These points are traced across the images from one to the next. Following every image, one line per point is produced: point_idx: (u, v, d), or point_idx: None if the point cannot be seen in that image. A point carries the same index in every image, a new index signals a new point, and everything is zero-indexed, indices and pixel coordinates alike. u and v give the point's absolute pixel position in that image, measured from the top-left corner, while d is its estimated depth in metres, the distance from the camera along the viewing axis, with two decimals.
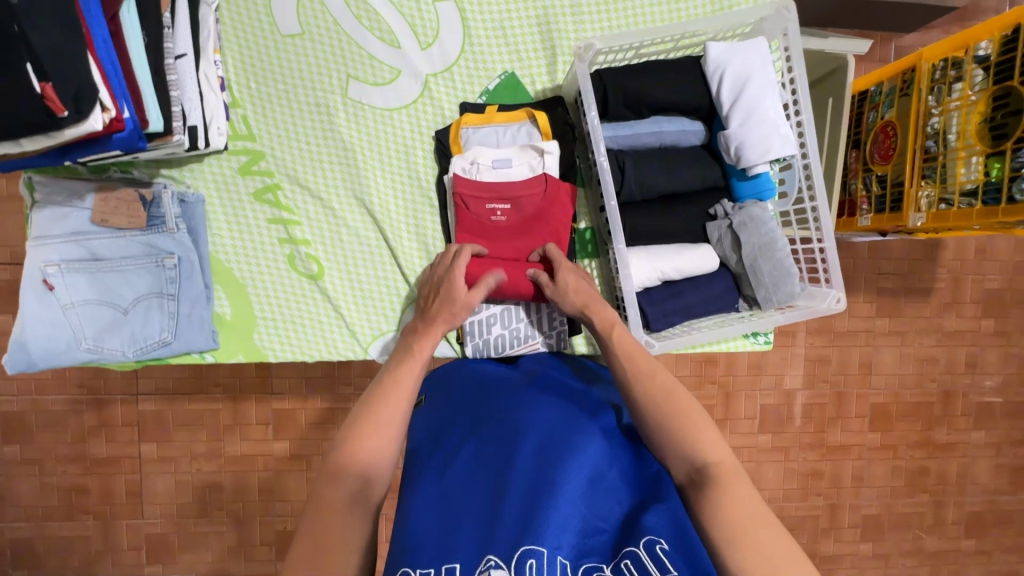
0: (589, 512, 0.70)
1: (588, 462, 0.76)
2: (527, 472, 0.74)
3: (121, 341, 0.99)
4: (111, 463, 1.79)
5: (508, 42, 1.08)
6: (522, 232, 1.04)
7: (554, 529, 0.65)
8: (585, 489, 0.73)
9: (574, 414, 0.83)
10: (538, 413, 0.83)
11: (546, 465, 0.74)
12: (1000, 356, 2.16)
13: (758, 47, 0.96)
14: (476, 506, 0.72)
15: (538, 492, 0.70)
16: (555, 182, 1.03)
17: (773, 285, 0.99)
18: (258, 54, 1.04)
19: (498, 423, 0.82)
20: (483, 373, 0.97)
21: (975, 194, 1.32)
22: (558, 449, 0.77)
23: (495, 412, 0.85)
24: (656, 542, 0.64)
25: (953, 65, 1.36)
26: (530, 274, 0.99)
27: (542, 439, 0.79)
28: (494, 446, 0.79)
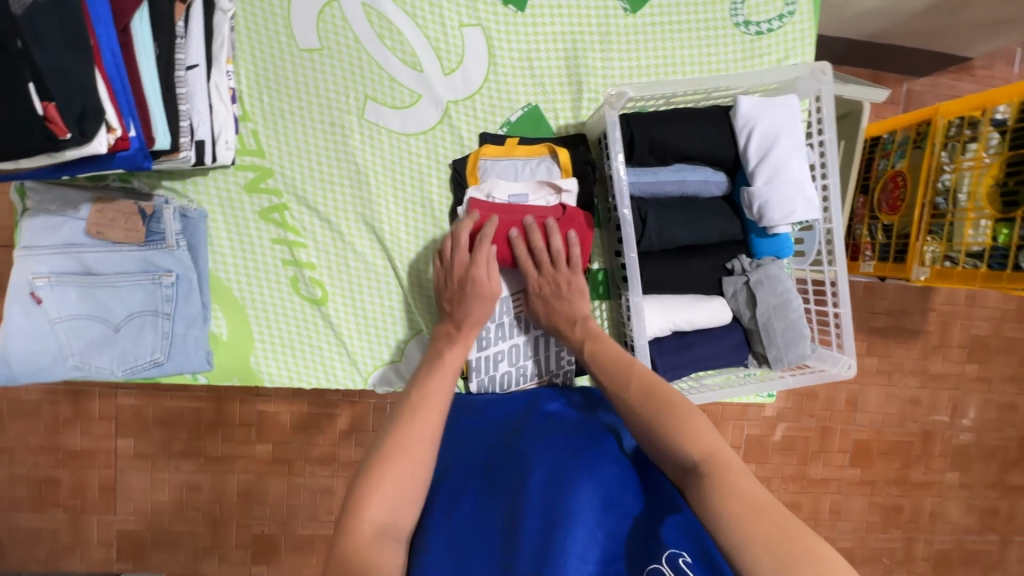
0: (606, 538, 0.71)
1: (602, 485, 0.76)
2: (539, 502, 0.73)
3: (111, 359, 0.94)
4: (85, 457, 1.74)
5: (534, 74, 1.05)
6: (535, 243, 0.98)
7: (572, 557, 0.67)
8: (601, 515, 0.73)
9: (584, 436, 0.83)
10: (547, 436, 0.83)
11: (557, 493, 0.74)
12: (980, 400, 2.21)
13: (790, 107, 0.94)
14: (491, 542, 0.73)
15: (552, 522, 0.71)
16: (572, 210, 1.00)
17: (785, 346, 0.98)
18: (273, 68, 0.99)
19: (504, 457, 0.82)
20: (486, 407, 0.97)
21: (981, 256, 1.33)
22: (571, 474, 0.76)
23: (501, 445, 0.85)
24: (680, 555, 0.65)
25: (969, 125, 1.36)
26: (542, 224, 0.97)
27: (552, 468, 0.77)
28: (504, 475, 0.79)
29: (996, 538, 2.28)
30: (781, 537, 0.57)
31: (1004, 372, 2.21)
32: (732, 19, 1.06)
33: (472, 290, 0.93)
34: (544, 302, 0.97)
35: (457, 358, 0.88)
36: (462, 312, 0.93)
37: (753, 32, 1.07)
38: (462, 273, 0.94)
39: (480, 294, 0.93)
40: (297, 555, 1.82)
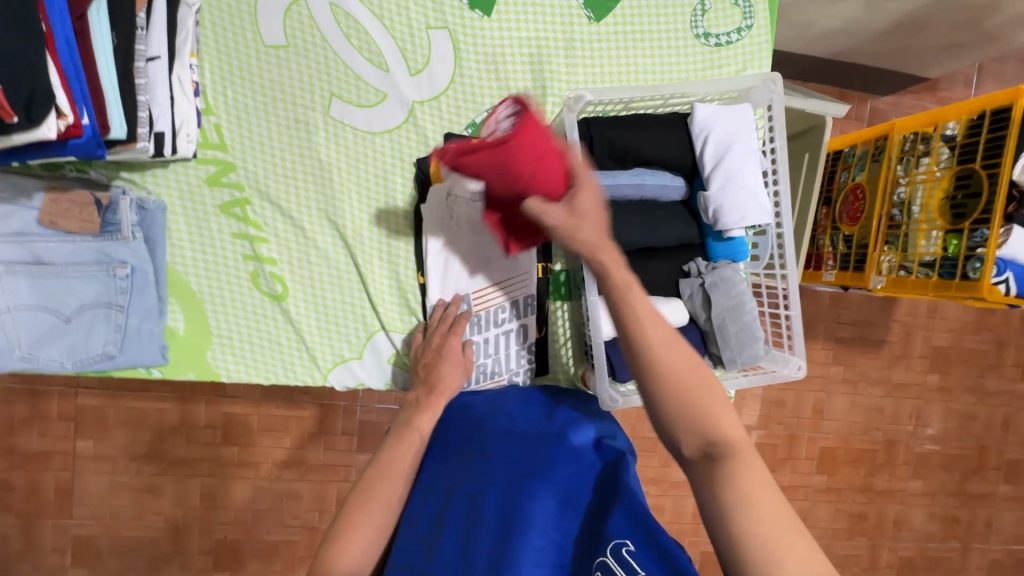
0: (563, 538, 0.73)
1: (559, 484, 0.77)
2: (495, 510, 0.76)
3: (60, 351, 0.92)
4: (42, 459, 1.69)
5: (499, 77, 1.07)
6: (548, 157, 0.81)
7: (529, 562, 0.69)
8: (558, 513, 0.74)
9: (542, 437, 0.84)
10: (506, 442, 0.85)
11: (512, 500, 0.76)
12: (942, 410, 2.27)
13: (744, 115, 0.97)
14: (452, 545, 0.76)
15: (508, 525, 0.73)
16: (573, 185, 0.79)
17: (739, 346, 1.00)
18: (237, 63, 0.99)
19: (465, 468, 0.84)
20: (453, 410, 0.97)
21: (933, 266, 1.37)
22: (527, 475, 0.78)
23: (461, 454, 0.87)
24: (622, 545, 0.66)
25: (923, 140, 1.42)
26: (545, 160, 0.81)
27: (508, 476, 0.79)
28: (465, 483, 0.81)
29: (957, 545, 2.33)
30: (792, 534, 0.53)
31: (963, 382, 2.27)
32: (693, 31, 1.09)
33: (445, 357, 0.97)
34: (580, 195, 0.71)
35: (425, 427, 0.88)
36: (436, 377, 0.94)
37: (713, 43, 1.10)
38: (439, 341, 0.99)
39: (451, 358, 0.97)
40: (259, 561, 1.78)
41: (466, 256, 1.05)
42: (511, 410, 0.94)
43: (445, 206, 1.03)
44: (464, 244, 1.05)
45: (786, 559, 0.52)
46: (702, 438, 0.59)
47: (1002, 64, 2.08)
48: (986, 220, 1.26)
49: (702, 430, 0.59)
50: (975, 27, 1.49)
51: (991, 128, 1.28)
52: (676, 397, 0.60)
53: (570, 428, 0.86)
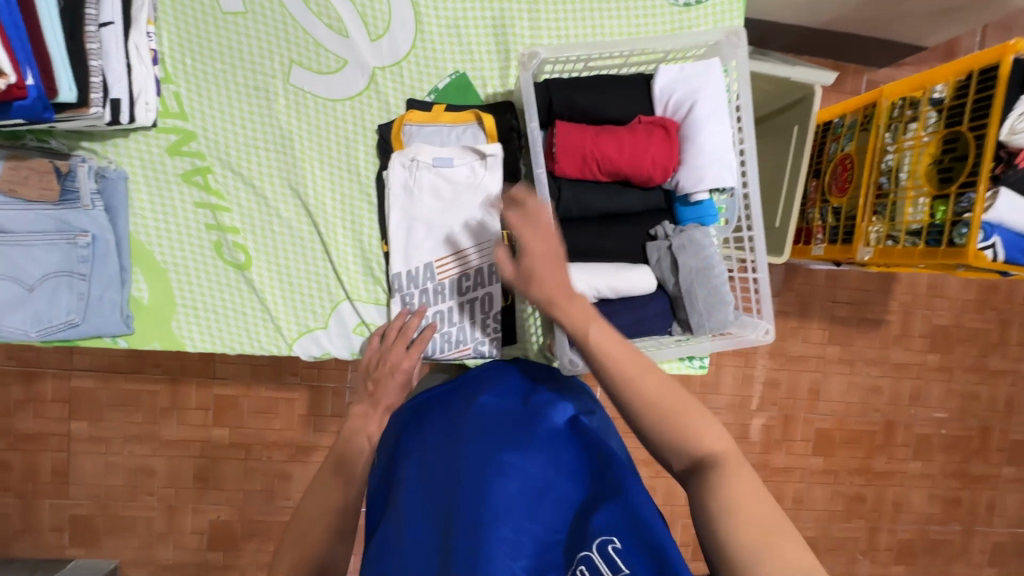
0: (540, 529, 0.72)
1: (534, 471, 0.76)
2: (469, 497, 0.74)
3: (24, 319, 0.93)
4: (38, 440, 1.72)
5: (461, 43, 1.05)
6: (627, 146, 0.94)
7: (502, 556, 0.68)
8: (534, 503, 0.73)
9: (516, 422, 0.83)
10: (478, 429, 0.82)
11: (484, 489, 0.74)
12: (943, 391, 2.22)
13: (709, 72, 0.94)
14: (431, 544, 0.74)
15: (479, 518, 0.71)
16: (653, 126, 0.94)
17: (706, 312, 0.97)
18: (195, 30, 0.98)
19: (441, 457, 0.81)
20: (428, 403, 0.93)
21: (920, 234, 1.34)
22: (499, 464, 0.76)
23: (437, 442, 0.84)
24: (609, 543, 0.67)
25: (911, 105, 1.37)
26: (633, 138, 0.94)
27: (478, 463, 0.77)
28: (440, 478, 0.79)
29: (958, 528, 2.28)
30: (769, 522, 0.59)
31: (965, 361, 2.22)
32: None
33: (392, 376, 0.96)
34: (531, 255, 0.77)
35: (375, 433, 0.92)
36: (380, 393, 0.95)
37: (681, 3, 1.07)
38: (389, 360, 0.97)
39: (399, 380, 0.96)
40: (252, 541, 1.80)
41: (428, 223, 1.03)
42: (490, 394, 0.90)
43: (406, 173, 1.01)
44: (424, 212, 1.03)
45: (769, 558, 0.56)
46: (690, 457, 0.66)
47: (1005, 31, 2.00)
48: (973, 182, 1.22)
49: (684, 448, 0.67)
50: None
51: (979, 88, 1.23)
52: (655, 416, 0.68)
53: (544, 411, 0.85)
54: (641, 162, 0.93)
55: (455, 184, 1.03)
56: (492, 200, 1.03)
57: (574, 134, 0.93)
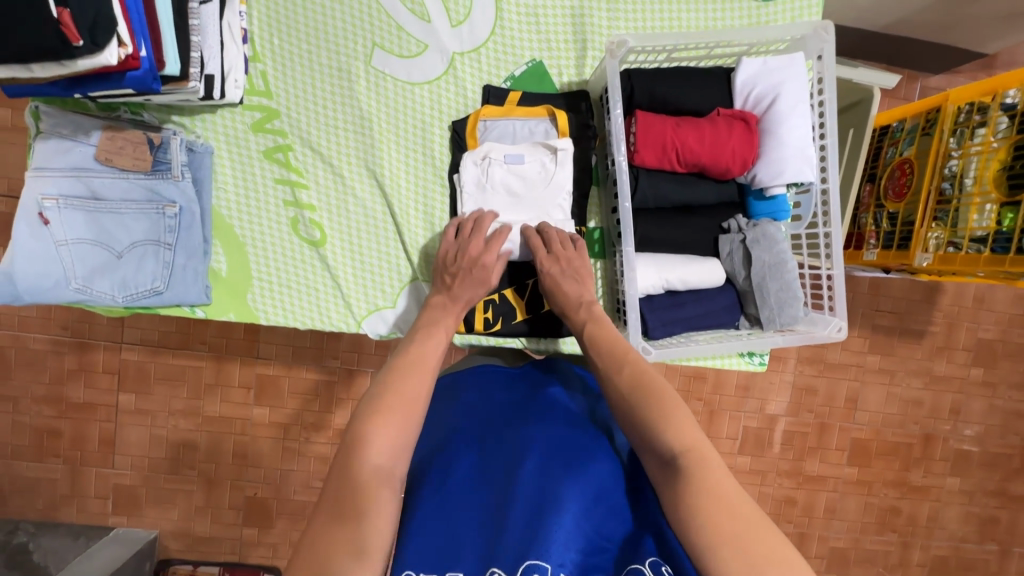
0: (591, 530, 0.72)
1: (593, 477, 0.76)
2: (532, 482, 0.74)
3: (112, 285, 0.96)
4: (88, 410, 1.77)
5: (540, 31, 1.06)
6: (712, 138, 0.93)
7: (557, 545, 0.67)
8: (588, 505, 0.74)
9: (582, 429, 0.83)
10: (545, 426, 0.82)
11: (551, 478, 0.74)
12: (984, 406, 2.17)
13: (793, 65, 0.94)
14: (480, 523, 0.71)
15: (540, 509, 0.71)
16: (735, 122, 0.94)
17: (778, 306, 0.97)
18: (283, 10, 1.01)
19: (504, 435, 0.81)
20: (486, 385, 0.92)
21: (985, 241, 1.31)
22: (564, 462, 0.77)
23: (499, 424, 0.83)
24: (661, 564, 0.68)
25: (979, 110, 1.34)
26: (723, 134, 0.93)
27: (544, 455, 0.77)
28: (500, 459, 0.78)
29: (995, 548, 2.23)
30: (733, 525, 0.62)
31: (1009, 377, 2.17)
32: None
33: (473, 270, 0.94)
34: (551, 280, 0.96)
35: (449, 326, 0.89)
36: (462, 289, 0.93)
37: None
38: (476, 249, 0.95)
39: (482, 272, 0.94)
40: (287, 519, 1.83)
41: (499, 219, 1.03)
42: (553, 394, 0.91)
43: (478, 171, 1.03)
44: (496, 207, 1.03)
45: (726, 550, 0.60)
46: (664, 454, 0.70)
47: None
48: None
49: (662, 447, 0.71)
50: None
51: None
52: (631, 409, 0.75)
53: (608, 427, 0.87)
54: (720, 154, 0.94)
55: (527, 180, 1.04)
56: (564, 195, 1.03)
57: (655, 122, 0.93)
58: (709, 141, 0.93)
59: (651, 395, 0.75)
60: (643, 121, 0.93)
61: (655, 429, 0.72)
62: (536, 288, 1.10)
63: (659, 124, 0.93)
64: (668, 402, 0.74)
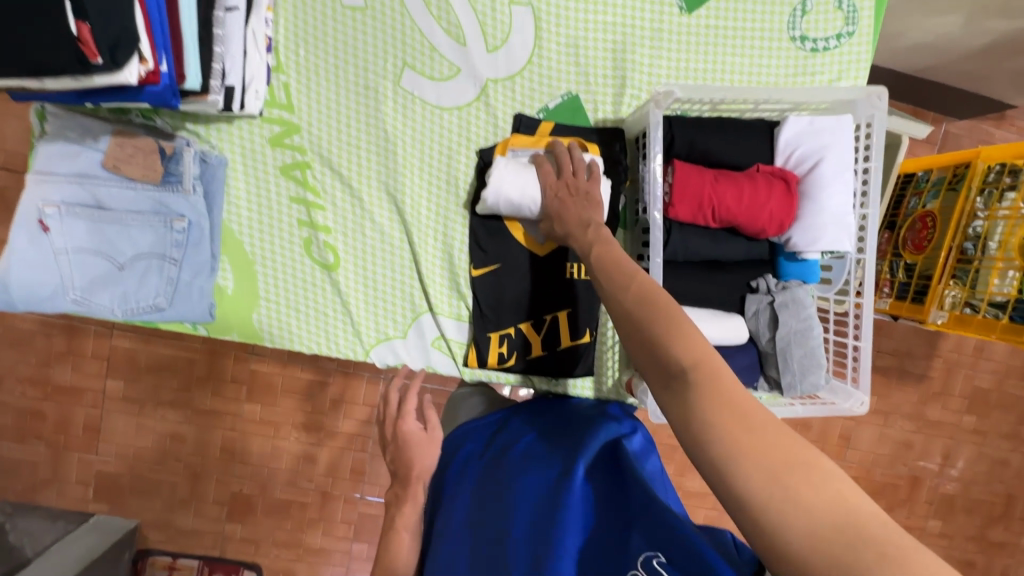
0: (589, 561, 0.71)
1: (579, 506, 0.75)
2: (523, 536, 0.75)
3: (112, 297, 0.91)
4: (74, 394, 1.72)
5: (578, 63, 1.01)
6: (751, 196, 0.90)
7: None
8: (581, 544, 0.73)
9: (557, 459, 0.83)
10: (522, 476, 0.82)
11: (540, 534, 0.74)
12: (973, 453, 2.19)
13: (841, 129, 0.91)
14: None
15: (535, 561, 0.71)
16: (774, 181, 0.91)
17: (800, 372, 0.94)
18: (310, 20, 0.95)
19: (491, 498, 0.83)
20: (469, 442, 0.96)
21: (1004, 307, 1.30)
22: (547, 506, 0.76)
23: (484, 492, 0.84)
24: (654, 557, 0.66)
25: (1011, 173, 1.30)
26: (766, 192, 0.90)
27: (528, 507, 0.78)
28: (489, 519, 0.80)
29: None
30: (757, 446, 0.51)
31: (1000, 428, 2.18)
32: (789, 33, 1.03)
33: (408, 446, 0.93)
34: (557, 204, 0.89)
35: (410, 520, 0.88)
36: (406, 467, 0.92)
37: (808, 48, 1.03)
38: (392, 434, 0.96)
39: (417, 445, 0.94)
40: (271, 519, 1.79)
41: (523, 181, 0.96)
42: (529, 439, 0.90)
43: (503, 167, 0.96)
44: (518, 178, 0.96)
45: (745, 464, 0.50)
46: (669, 369, 0.59)
47: None
48: None
49: (661, 363, 0.61)
50: None
51: None
52: (634, 332, 0.65)
53: (588, 438, 0.86)
54: (757, 214, 0.90)
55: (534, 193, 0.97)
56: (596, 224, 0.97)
57: (693, 174, 0.90)
58: (748, 200, 0.90)
59: (659, 310, 0.65)
60: (679, 172, 0.90)
61: (662, 342, 0.61)
62: (554, 324, 1.04)
63: (697, 177, 0.90)
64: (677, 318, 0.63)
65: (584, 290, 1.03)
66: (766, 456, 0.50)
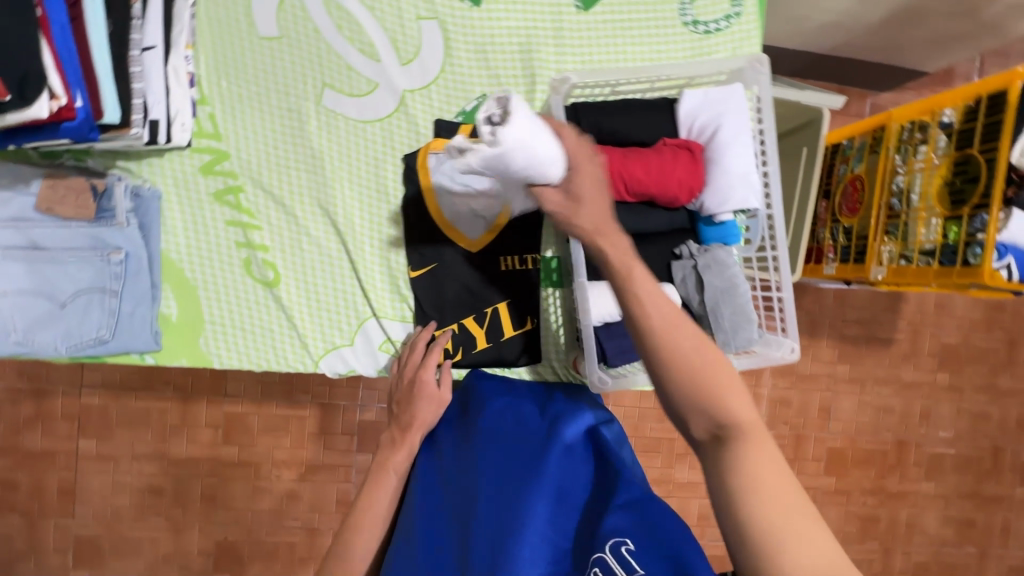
0: (557, 535, 0.75)
1: (551, 481, 0.79)
2: (490, 505, 0.78)
3: (54, 335, 0.95)
4: (46, 459, 1.68)
5: (488, 66, 1.08)
6: (659, 168, 0.95)
7: (524, 561, 0.70)
8: (553, 510, 0.76)
9: (533, 440, 0.87)
10: (492, 449, 0.86)
11: (508, 492, 0.78)
12: (953, 410, 2.21)
13: (732, 96, 0.97)
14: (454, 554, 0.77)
15: (501, 527, 0.74)
16: (679, 152, 0.97)
17: (732, 329, 0.98)
18: (230, 54, 1.01)
19: (463, 470, 0.86)
20: (445, 422, 0.99)
21: (933, 254, 1.32)
22: (517, 478, 0.80)
23: (457, 459, 0.89)
24: (621, 543, 0.68)
25: (920, 129, 1.36)
26: (673, 162, 0.95)
27: (497, 477, 0.81)
28: (459, 490, 0.83)
29: (974, 550, 2.26)
30: (781, 504, 0.59)
31: (975, 381, 2.22)
32: (681, 19, 1.10)
33: (419, 395, 0.97)
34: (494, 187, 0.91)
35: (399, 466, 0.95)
36: (410, 416, 0.96)
37: (702, 31, 1.11)
38: (410, 378, 0.99)
39: (427, 397, 0.97)
40: (260, 563, 1.74)
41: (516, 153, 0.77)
42: (501, 407, 0.94)
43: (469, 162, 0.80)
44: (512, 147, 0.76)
45: (768, 515, 0.58)
46: (716, 420, 0.64)
47: (1004, 58, 1.96)
48: (986, 205, 1.21)
49: (711, 414, 0.64)
50: (973, 16, 1.42)
51: (988, 113, 1.22)
52: (684, 375, 0.65)
53: (561, 421, 0.90)
54: (667, 183, 0.96)
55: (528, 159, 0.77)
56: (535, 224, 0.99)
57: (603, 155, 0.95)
58: (659, 171, 0.95)
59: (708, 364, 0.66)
60: None
61: (716, 397, 0.64)
62: (496, 316, 1.07)
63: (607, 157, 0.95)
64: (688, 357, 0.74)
65: (521, 278, 1.07)
66: (781, 515, 0.58)
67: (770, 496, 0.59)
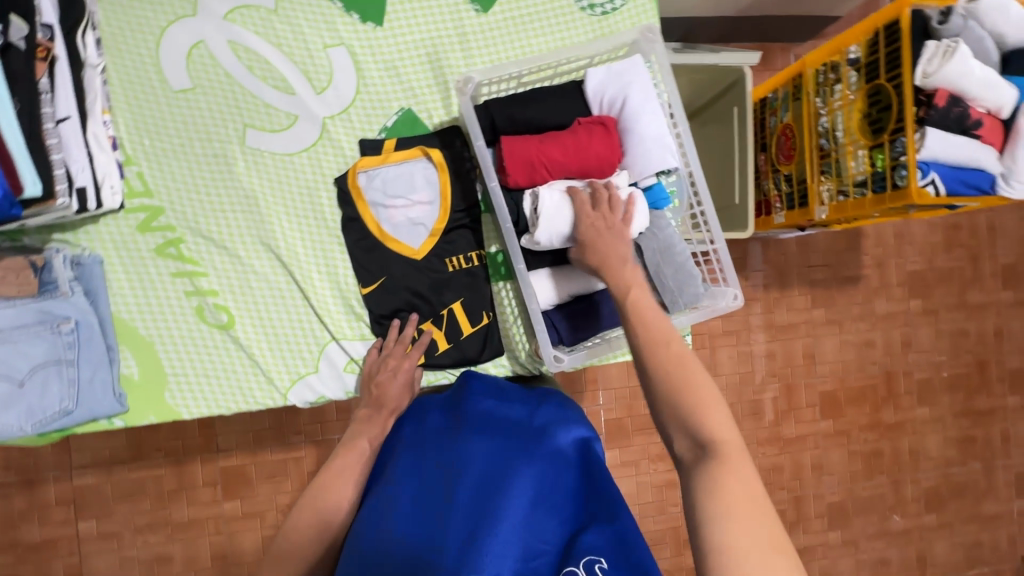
0: (532, 537, 0.70)
1: (530, 485, 0.74)
2: (467, 501, 0.72)
3: (17, 415, 0.92)
4: (47, 548, 1.62)
5: (401, 80, 1.11)
6: (578, 146, 0.99)
7: (492, 558, 0.66)
8: (530, 515, 0.72)
9: (521, 436, 0.80)
10: (477, 442, 0.79)
11: (488, 490, 0.73)
12: (932, 334, 2.17)
13: (634, 65, 1.02)
14: (425, 540, 0.70)
15: (476, 523, 0.69)
16: (594, 128, 1.00)
17: (678, 288, 1.01)
18: (149, 112, 1.04)
19: (444, 457, 0.79)
20: (429, 414, 0.92)
21: (866, 184, 1.32)
22: (498, 478, 0.74)
23: (439, 449, 0.81)
24: (595, 562, 0.68)
25: (832, 69, 1.38)
26: (589, 139, 0.99)
27: (481, 472, 0.75)
28: (434, 476, 0.77)
29: (979, 466, 2.20)
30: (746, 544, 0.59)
31: (947, 301, 2.17)
32: (578, 5, 1.15)
33: (397, 379, 1.01)
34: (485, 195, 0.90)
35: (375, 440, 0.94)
36: (385, 398, 0.99)
37: (599, 12, 1.15)
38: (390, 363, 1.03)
39: (403, 382, 1.01)
40: None
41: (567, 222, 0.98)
42: (489, 407, 0.88)
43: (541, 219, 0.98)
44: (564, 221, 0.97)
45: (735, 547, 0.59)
46: (693, 439, 0.69)
47: None
48: (901, 128, 1.21)
49: (692, 434, 0.69)
50: None
51: (888, 42, 1.23)
52: (679, 398, 0.71)
53: (554, 426, 0.84)
54: (587, 158, 0.99)
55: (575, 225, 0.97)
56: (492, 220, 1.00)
57: (522, 144, 0.99)
58: (578, 150, 0.99)
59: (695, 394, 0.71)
60: (509, 145, 0.98)
61: (693, 418, 0.69)
62: (452, 317, 1.09)
63: (527, 146, 0.98)
64: (706, 396, 0.71)
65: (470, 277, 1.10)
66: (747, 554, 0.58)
67: (738, 531, 0.59)
